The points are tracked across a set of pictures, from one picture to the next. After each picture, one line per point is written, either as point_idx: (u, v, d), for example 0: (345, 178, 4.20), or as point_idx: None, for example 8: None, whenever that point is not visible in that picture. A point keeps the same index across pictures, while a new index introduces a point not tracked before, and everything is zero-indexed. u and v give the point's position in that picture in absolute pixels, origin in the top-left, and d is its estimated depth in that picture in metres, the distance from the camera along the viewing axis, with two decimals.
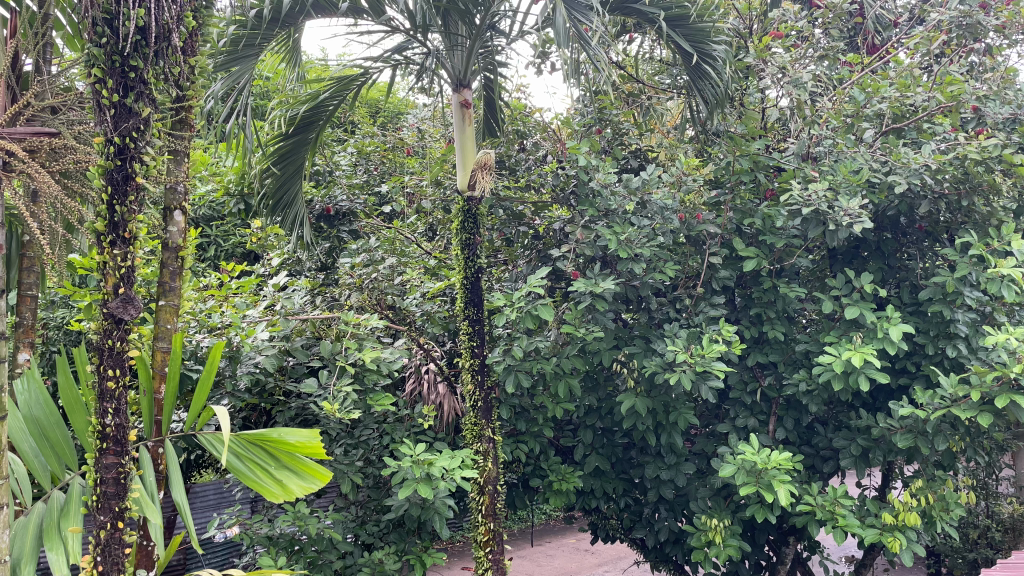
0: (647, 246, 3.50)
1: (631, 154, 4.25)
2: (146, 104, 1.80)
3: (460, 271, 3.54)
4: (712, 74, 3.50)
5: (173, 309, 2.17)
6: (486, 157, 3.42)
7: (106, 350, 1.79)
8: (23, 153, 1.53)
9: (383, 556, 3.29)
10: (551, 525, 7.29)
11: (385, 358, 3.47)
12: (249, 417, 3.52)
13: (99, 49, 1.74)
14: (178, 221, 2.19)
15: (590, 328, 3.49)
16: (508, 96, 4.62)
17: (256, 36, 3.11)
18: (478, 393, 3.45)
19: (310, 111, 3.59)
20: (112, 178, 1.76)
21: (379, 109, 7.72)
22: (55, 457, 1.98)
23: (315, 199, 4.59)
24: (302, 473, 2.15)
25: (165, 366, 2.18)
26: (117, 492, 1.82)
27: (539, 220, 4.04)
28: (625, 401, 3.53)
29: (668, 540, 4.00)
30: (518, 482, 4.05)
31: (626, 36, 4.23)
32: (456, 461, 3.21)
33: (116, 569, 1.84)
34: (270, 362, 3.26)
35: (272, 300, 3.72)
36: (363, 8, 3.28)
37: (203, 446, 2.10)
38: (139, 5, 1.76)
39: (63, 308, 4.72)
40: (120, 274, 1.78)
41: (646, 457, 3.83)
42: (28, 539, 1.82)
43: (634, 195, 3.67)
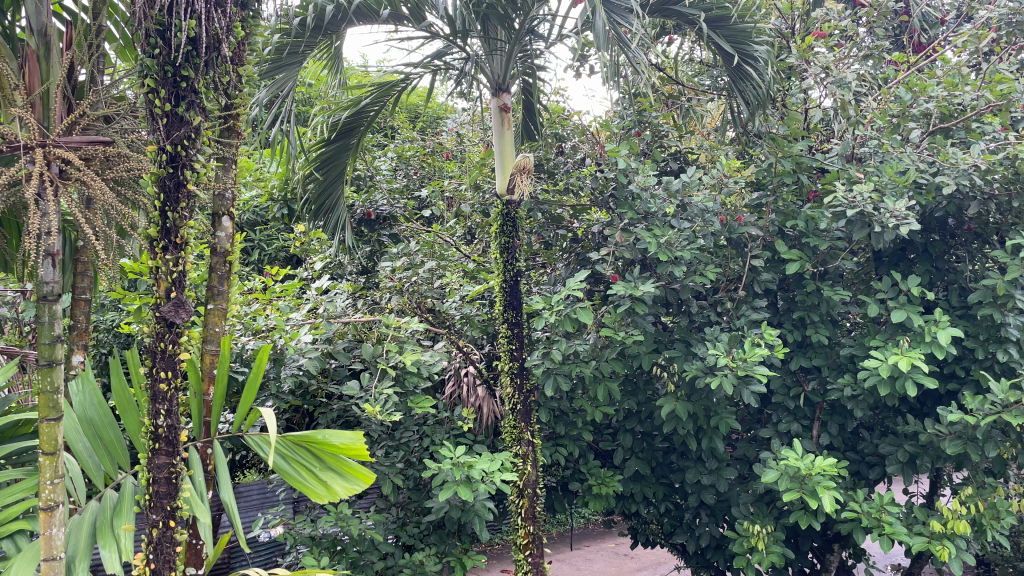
0: (687, 249, 3.47)
1: (670, 156, 4.23)
2: (197, 113, 1.84)
3: (499, 274, 3.55)
4: (753, 75, 3.47)
5: (221, 313, 2.21)
6: (525, 160, 3.43)
7: (158, 353, 1.83)
8: (79, 162, 1.58)
9: (424, 557, 3.31)
10: (589, 529, 7.26)
11: (425, 360, 3.49)
12: (292, 419, 3.61)
13: (151, 59, 1.79)
14: (226, 227, 2.24)
15: (630, 332, 3.48)
16: (547, 100, 4.62)
17: (300, 44, 3.17)
18: (517, 396, 3.47)
19: (352, 117, 3.63)
20: (164, 186, 1.81)
21: (419, 113, 7.78)
22: (108, 456, 2.03)
23: (356, 204, 4.68)
24: (346, 475, 2.17)
25: (214, 368, 2.22)
26: (168, 492, 1.86)
27: (578, 223, 4.04)
28: (666, 405, 3.51)
29: (709, 546, 3.95)
30: (557, 486, 4.05)
31: (666, 37, 4.21)
32: (496, 464, 3.22)
33: (167, 567, 1.88)
34: (313, 365, 3.31)
35: (314, 304, 3.75)
36: (403, 15, 3.32)
37: (251, 448, 2.14)
38: (190, 16, 1.80)
39: (113, 311, 4.86)
40: (172, 278, 1.83)
41: (687, 462, 3.79)
42: (82, 536, 1.87)
43: (674, 198, 3.65)
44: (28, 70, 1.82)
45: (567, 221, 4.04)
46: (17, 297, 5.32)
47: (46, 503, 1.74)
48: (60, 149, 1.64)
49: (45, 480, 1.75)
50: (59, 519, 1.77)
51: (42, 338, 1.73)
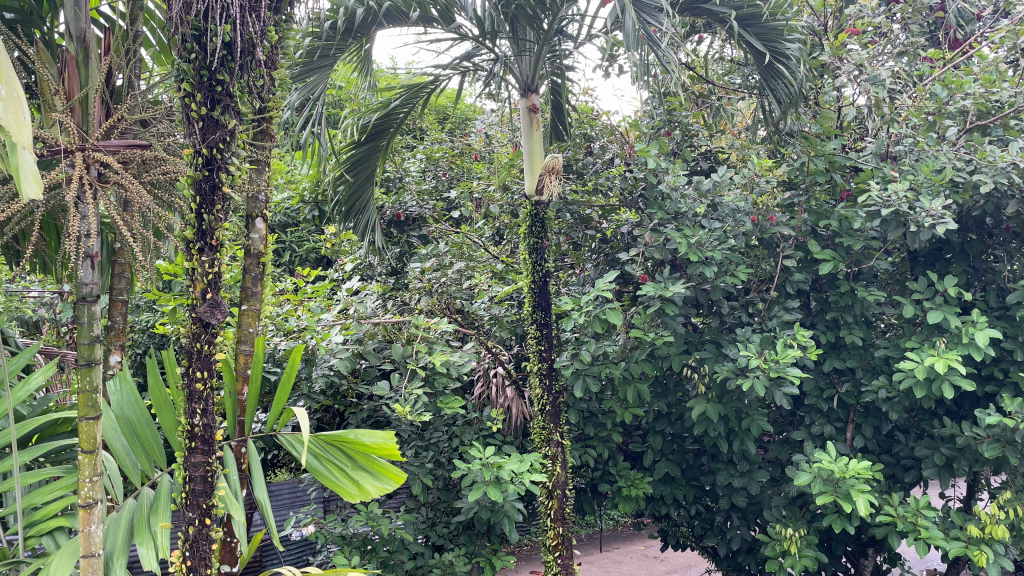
0: (719, 249, 3.44)
1: (700, 156, 4.20)
2: (231, 117, 1.87)
3: (527, 275, 3.54)
4: (786, 73, 3.43)
5: (255, 314, 2.23)
6: (554, 161, 3.43)
7: (194, 353, 1.86)
8: (119, 166, 1.61)
9: (453, 558, 3.32)
10: (618, 530, 7.24)
11: (455, 361, 3.50)
12: (323, 419, 3.65)
13: (188, 64, 1.81)
14: (259, 228, 2.27)
15: (660, 333, 3.46)
16: (576, 100, 4.61)
17: (331, 47, 3.21)
18: (547, 397, 3.46)
19: (381, 119, 3.65)
20: (200, 188, 1.83)
21: (447, 115, 7.81)
22: (145, 455, 2.07)
23: (385, 205, 4.71)
24: (377, 474, 2.18)
25: (247, 368, 2.25)
26: (204, 490, 1.89)
27: (607, 223, 4.03)
28: (697, 407, 3.48)
29: (741, 549, 3.91)
30: (587, 487, 4.04)
31: (697, 36, 4.18)
32: (525, 464, 3.22)
33: (203, 565, 1.90)
34: (344, 365, 3.34)
35: (345, 305, 3.78)
36: (433, 17, 3.33)
37: (284, 447, 2.16)
38: (225, 21, 1.82)
39: (148, 311, 4.95)
40: (207, 280, 1.85)
41: (718, 464, 3.76)
42: (120, 533, 1.91)
43: (705, 198, 3.62)
44: (68, 75, 1.85)
45: (596, 221, 4.03)
46: (57, 299, 5.44)
47: (85, 500, 1.77)
48: (99, 153, 1.67)
49: (84, 478, 1.78)
50: (97, 516, 1.80)
51: (81, 339, 1.76)
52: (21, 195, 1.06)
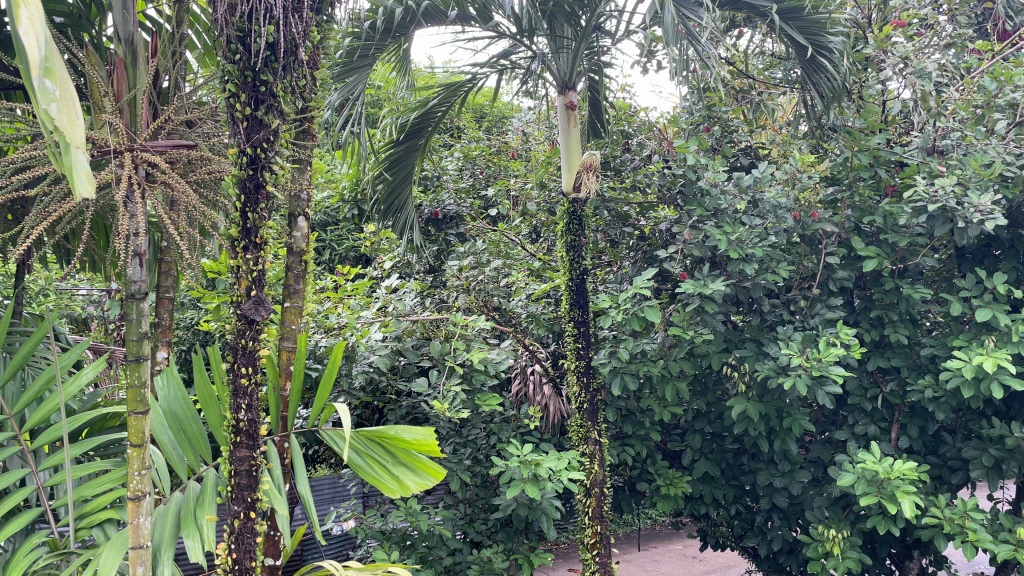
0: (759, 246, 3.40)
1: (741, 152, 4.15)
2: (275, 117, 1.89)
3: (565, 273, 3.54)
4: (829, 67, 3.38)
5: (297, 312, 2.25)
6: (592, 158, 3.42)
7: (240, 349, 1.90)
8: (165, 165, 1.63)
9: (491, 554, 3.32)
10: (657, 530, 7.20)
11: (492, 359, 3.50)
12: (362, 415, 3.68)
13: (233, 65, 1.84)
14: (302, 227, 2.29)
15: (700, 331, 3.43)
16: (614, 97, 4.58)
17: (370, 47, 3.24)
18: (584, 395, 3.45)
19: (420, 118, 3.68)
20: (245, 187, 1.86)
21: (484, 113, 7.81)
22: (191, 449, 2.11)
23: (423, 204, 4.74)
24: (418, 471, 2.20)
25: (290, 364, 2.28)
26: (249, 484, 1.92)
27: (645, 221, 4.00)
28: (737, 406, 3.45)
29: (781, 550, 3.85)
30: (625, 486, 4.02)
31: (737, 31, 4.13)
32: (564, 462, 3.21)
33: (248, 557, 1.94)
34: (383, 362, 3.38)
35: (384, 302, 3.82)
36: (471, 16, 3.35)
37: (326, 442, 2.19)
38: (268, 22, 1.84)
39: (193, 309, 5.05)
40: (252, 277, 1.89)
41: (759, 464, 3.72)
42: (167, 526, 1.95)
43: (745, 194, 3.58)
44: (117, 77, 1.88)
45: (633, 218, 4.00)
46: (106, 296, 5.59)
47: (134, 493, 1.80)
48: (146, 152, 1.69)
49: (133, 471, 1.81)
50: (145, 509, 1.84)
51: (130, 335, 1.78)
52: (77, 196, 1.07)
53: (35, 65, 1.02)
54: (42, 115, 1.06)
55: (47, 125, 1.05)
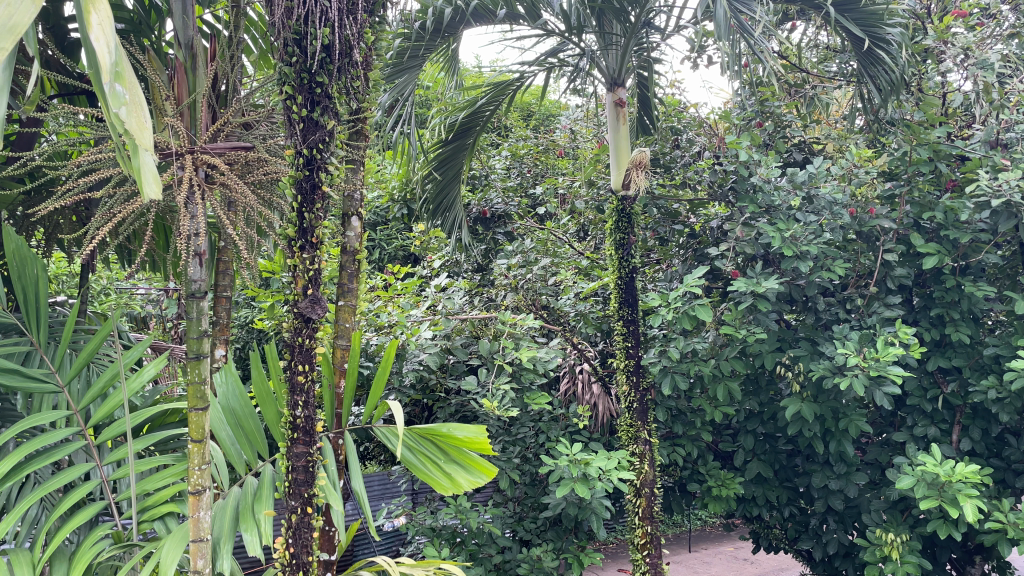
0: (814, 243, 3.33)
1: (794, 147, 4.08)
2: (331, 118, 1.92)
3: (614, 271, 3.51)
4: (886, 59, 3.30)
5: (351, 310, 2.28)
6: (641, 155, 3.39)
7: (297, 347, 1.93)
8: (224, 166, 1.65)
9: (541, 553, 3.33)
10: (706, 531, 7.12)
11: (541, 357, 3.49)
12: (412, 413, 3.71)
13: (289, 68, 1.88)
14: (355, 226, 2.32)
15: (752, 330, 3.37)
16: (662, 93, 4.54)
17: (420, 47, 3.27)
18: (634, 394, 3.42)
19: (469, 118, 3.70)
20: (301, 188, 1.90)
21: (531, 111, 7.80)
22: (249, 445, 2.15)
23: (472, 203, 4.77)
24: (470, 468, 2.20)
25: (345, 362, 2.30)
26: (306, 480, 1.95)
27: (695, 218, 3.95)
28: (791, 406, 3.39)
29: (837, 554, 3.77)
30: (675, 486, 3.98)
31: (789, 24, 4.06)
32: (614, 461, 3.19)
33: (306, 552, 1.97)
34: (433, 360, 3.41)
35: (433, 301, 3.84)
36: (520, 14, 3.35)
37: (380, 440, 2.19)
38: (325, 24, 1.87)
39: (247, 308, 5.15)
40: (309, 276, 1.92)
41: (814, 465, 3.65)
42: (226, 520, 1.99)
43: (799, 190, 3.52)
44: (176, 81, 1.84)
45: (683, 216, 3.95)
46: (164, 295, 5.75)
47: (194, 487, 1.84)
48: (207, 154, 1.71)
49: (193, 466, 1.84)
50: (206, 503, 1.87)
51: (191, 333, 1.81)
52: (145, 196, 1.10)
53: (106, 69, 1.05)
54: (112, 118, 1.09)
55: (117, 128, 1.09)
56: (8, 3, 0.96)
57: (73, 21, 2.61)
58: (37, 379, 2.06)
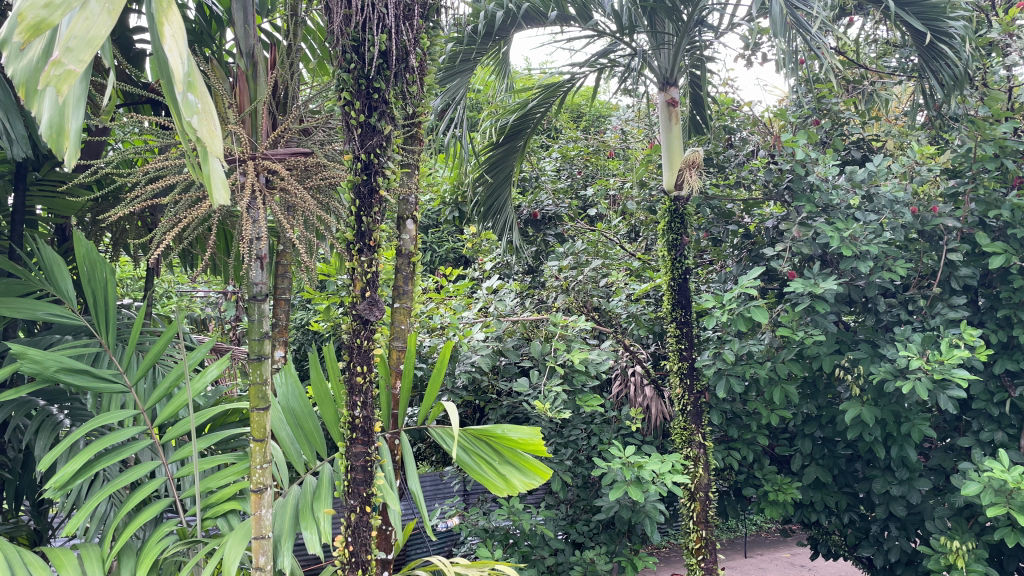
0: (874, 243, 3.25)
1: (852, 145, 3.99)
2: (387, 122, 1.95)
3: (667, 272, 3.48)
4: (949, 53, 3.20)
5: (406, 312, 2.30)
6: (694, 155, 3.35)
7: (356, 348, 1.96)
8: (284, 171, 1.68)
9: (594, 556, 3.32)
10: (763, 537, 7.00)
11: (593, 359, 3.48)
12: (465, 413, 3.72)
13: (348, 74, 1.92)
14: (410, 229, 2.34)
15: (810, 331, 3.31)
16: (715, 91, 4.49)
17: (472, 51, 3.30)
18: (688, 396, 3.38)
19: (519, 120, 3.71)
20: (359, 192, 1.93)
21: (581, 113, 7.77)
22: (308, 444, 2.20)
23: (523, 205, 4.79)
24: (524, 469, 2.20)
25: (400, 363, 2.32)
26: (365, 479, 1.98)
27: (749, 218, 3.89)
28: (851, 410, 3.32)
29: (899, 561, 3.66)
30: (730, 491, 3.92)
31: (847, 19, 3.98)
32: (667, 465, 3.16)
33: (364, 550, 1.99)
34: (485, 362, 3.43)
35: (485, 303, 3.86)
36: (571, 16, 3.36)
37: (435, 441, 2.21)
38: (382, 31, 1.90)
39: (303, 310, 5.25)
40: (367, 278, 1.95)
41: (874, 470, 3.56)
42: (286, 518, 2.03)
43: (858, 189, 3.45)
44: (238, 90, 1.89)
45: (737, 215, 3.89)
46: (223, 298, 5.89)
47: (256, 486, 1.87)
48: (268, 160, 1.74)
49: (255, 464, 1.88)
50: (267, 502, 1.90)
51: (252, 335, 1.85)
52: (216, 201, 1.14)
53: (179, 79, 1.08)
54: (186, 127, 1.13)
55: (190, 136, 1.12)
56: (87, 15, 1.00)
57: (138, 33, 2.71)
58: (105, 379, 2.13)
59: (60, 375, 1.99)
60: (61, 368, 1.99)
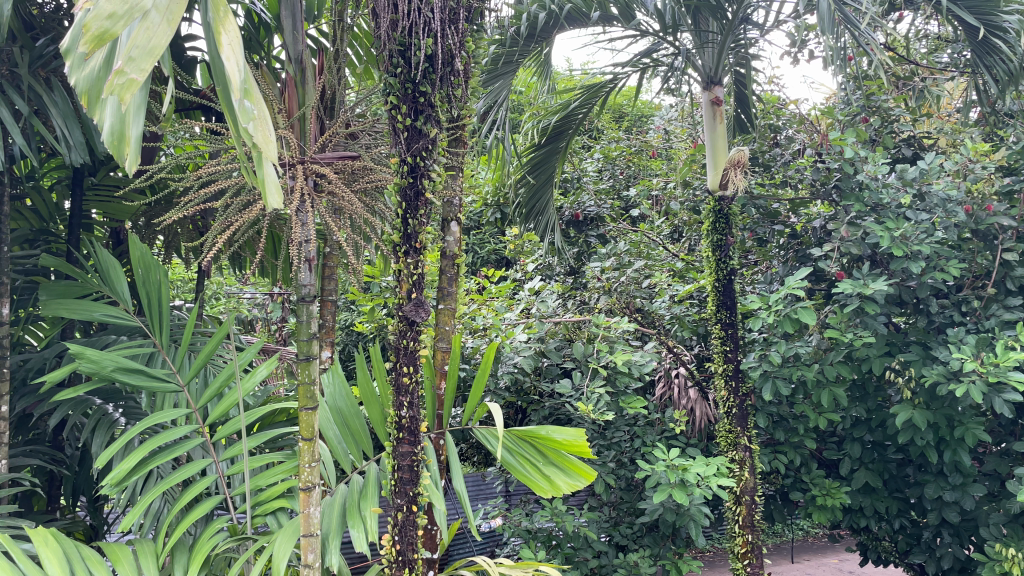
0: (926, 243, 3.18)
1: (903, 143, 3.90)
2: (433, 126, 1.97)
3: (712, 273, 3.44)
4: (1004, 48, 3.11)
5: (451, 313, 2.32)
6: (740, 154, 3.31)
7: (402, 349, 1.98)
8: (331, 174, 1.70)
9: (638, 559, 3.31)
10: (810, 542, 6.89)
11: (637, 360, 3.46)
12: (507, 415, 3.73)
13: (394, 78, 1.94)
14: (454, 232, 2.36)
15: (859, 333, 3.25)
16: (761, 90, 4.43)
17: (514, 53, 3.32)
18: (733, 399, 3.34)
19: (562, 120, 3.71)
20: (405, 195, 1.95)
21: (623, 113, 7.73)
22: (355, 444, 2.23)
23: (564, 206, 4.78)
24: (569, 471, 2.19)
25: (445, 364, 2.33)
26: (411, 479, 2.00)
27: (796, 218, 3.83)
28: (902, 414, 3.25)
29: (952, 569, 3.58)
30: (776, 495, 3.86)
31: (896, 14, 3.90)
32: (713, 468, 3.12)
33: (411, 549, 2.01)
34: (528, 363, 3.43)
35: (527, 304, 3.86)
36: (613, 16, 3.35)
37: (480, 441, 2.22)
38: (428, 35, 1.92)
39: (347, 312, 5.31)
40: (413, 280, 1.97)
41: (926, 476, 3.48)
42: (334, 515, 2.06)
43: (910, 187, 3.38)
44: (287, 94, 1.91)
45: (783, 215, 3.84)
46: (269, 300, 5.98)
47: (305, 484, 1.90)
48: (316, 164, 1.77)
49: (304, 463, 1.91)
50: (316, 500, 1.93)
51: (300, 336, 1.88)
52: (271, 204, 1.17)
53: (236, 85, 1.12)
54: (242, 132, 1.16)
55: (246, 141, 1.16)
56: (148, 25, 1.05)
57: (189, 40, 2.77)
58: (159, 378, 2.18)
59: (116, 374, 2.05)
60: (118, 368, 2.05)
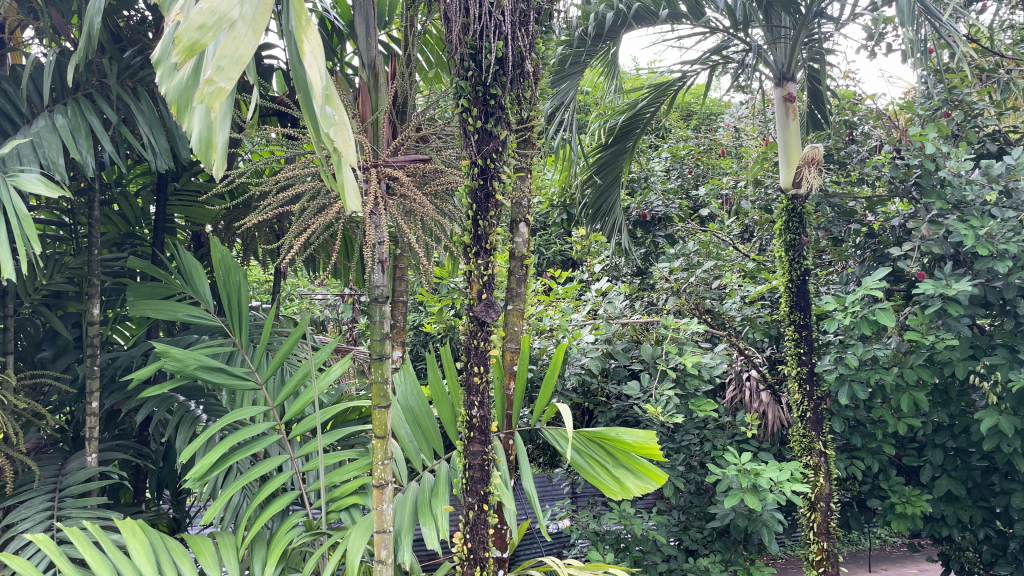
0: (1014, 242, 3.05)
1: (987, 137, 3.75)
2: (504, 128, 1.98)
3: (785, 273, 3.36)
4: None
5: (519, 313, 2.33)
6: (814, 152, 3.23)
7: (473, 349, 2.01)
8: (404, 177, 1.72)
9: (708, 564, 3.27)
10: (889, 551, 6.68)
11: (706, 363, 3.41)
12: (574, 416, 3.73)
13: (465, 81, 1.95)
14: (522, 232, 2.38)
15: (941, 334, 3.13)
16: (834, 85, 4.32)
17: (582, 53, 3.32)
18: (808, 403, 3.25)
19: (629, 120, 3.69)
20: (476, 197, 1.97)
21: (691, 111, 7.62)
22: (426, 441, 2.27)
23: (631, 207, 4.66)
24: (639, 473, 2.17)
25: (514, 364, 2.34)
26: (482, 477, 2.01)
27: (873, 216, 3.72)
28: (987, 419, 3.12)
29: None
30: (852, 501, 3.75)
31: (980, 4, 3.75)
32: (786, 473, 3.05)
33: (482, 548, 2.02)
34: (595, 364, 3.42)
35: (594, 305, 3.84)
36: (682, 13, 3.30)
37: (550, 442, 2.21)
38: (498, 38, 1.93)
39: (416, 313, 5.39)
40: (483, 280, 1.99)
41: (1013, 484, 3.33)
42: (406, 513, 2.09)
43: (995, 184, 3.24)
44: (361, 98, 1.95)
45: (859, 214, 3.73)
46: (341, 301, 6.10)
47: (378, 481, 1.93)
48: (390, 166, 1.79)
49: (377, 460, 1.93)
50: (388, 497, 1.96)
51: (374, 336, 1.91)
52: (351, 207, 1.20)
53: (318, 92, 1.15)
54: (324, 139, 1.19)
55: (328, 147, 1.19)
56: (235, 36, 1.08)
57: (265, 48, 2.84)
58: (239, 376, 2.25)
59: (199, 372, 2.12)
60: (200, 366, 2.13)
